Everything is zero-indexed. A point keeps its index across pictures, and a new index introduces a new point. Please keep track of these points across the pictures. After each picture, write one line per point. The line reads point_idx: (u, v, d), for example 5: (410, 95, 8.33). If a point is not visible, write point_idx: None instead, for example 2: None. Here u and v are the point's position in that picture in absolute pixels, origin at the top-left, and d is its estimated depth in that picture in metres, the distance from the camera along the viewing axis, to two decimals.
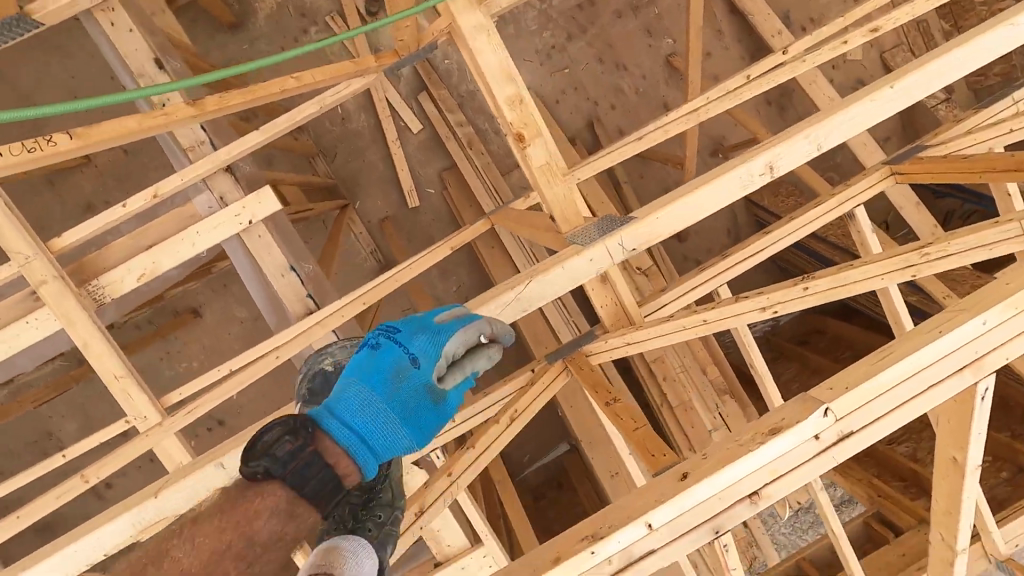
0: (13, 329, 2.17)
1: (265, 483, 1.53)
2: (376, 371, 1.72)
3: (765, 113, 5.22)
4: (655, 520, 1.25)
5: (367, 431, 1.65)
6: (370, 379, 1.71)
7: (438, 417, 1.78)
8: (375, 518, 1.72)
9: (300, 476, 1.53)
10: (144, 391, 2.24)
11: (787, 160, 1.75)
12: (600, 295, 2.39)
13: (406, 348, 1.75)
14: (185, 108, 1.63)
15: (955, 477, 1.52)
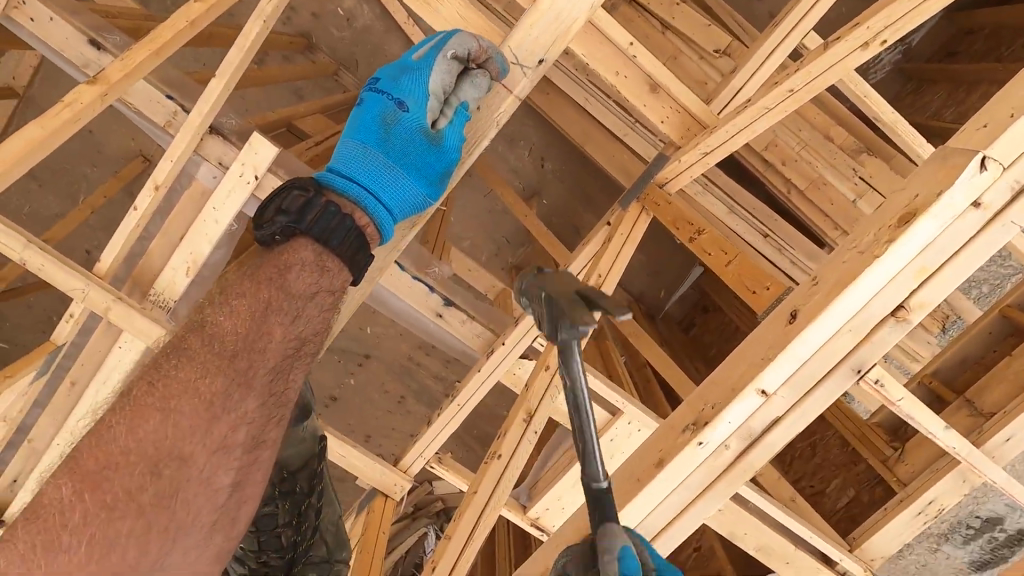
0: (111, 359, 2.21)
1: (285, 244, 1.42)
2: (368, 125, 1.58)
3: None
4: (767, 385, 1.05)
5: (373, 177, 1.52)
6: (367, 137, 1.57)
7: (442, 162, 1.62)
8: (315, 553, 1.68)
9: (323, 227, 1.40)
10: None
11: None
12: (657, 109, 1.96)
13: (389, 94, 1.60)
14: (90, 90, 1.62)
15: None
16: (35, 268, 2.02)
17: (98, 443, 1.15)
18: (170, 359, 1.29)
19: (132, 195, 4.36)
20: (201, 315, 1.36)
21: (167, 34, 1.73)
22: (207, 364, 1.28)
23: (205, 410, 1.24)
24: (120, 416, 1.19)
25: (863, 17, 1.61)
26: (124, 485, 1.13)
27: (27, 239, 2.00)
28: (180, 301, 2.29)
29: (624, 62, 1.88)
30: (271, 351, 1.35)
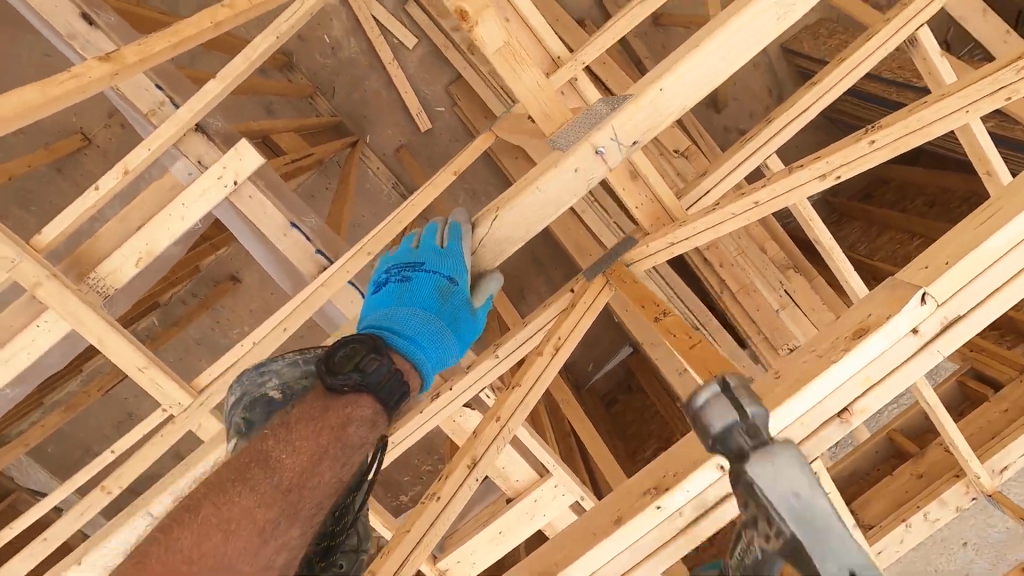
0: (23, 340, 1.98)
1: (350, 396, 1.43)
2: (419, 295, 1.68)
3: None
4: (726, 460, 1.27)
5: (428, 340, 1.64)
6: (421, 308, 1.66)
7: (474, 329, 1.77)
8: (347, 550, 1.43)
9: (382, 381, 1.46)
10: (174, 379, 2.07)
11: None
12: (633, 195, 2.12)
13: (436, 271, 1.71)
14: (96, 67, 1.58)
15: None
16: None
17: (165, 552, 1.15)
18: (234, 484, 1.27)
19: (64, 172, 4.12)
20: (266, 448, 1.33)
21: (189, 27, 1.76)
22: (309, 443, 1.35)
23: (255, 535, 1.20)
24: (237, 484, 1.27)
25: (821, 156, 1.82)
26: (240, 545, 1.18)
27: None
28: (120, 289, 2.15)
29: None
30: (329, 483, 1.31)
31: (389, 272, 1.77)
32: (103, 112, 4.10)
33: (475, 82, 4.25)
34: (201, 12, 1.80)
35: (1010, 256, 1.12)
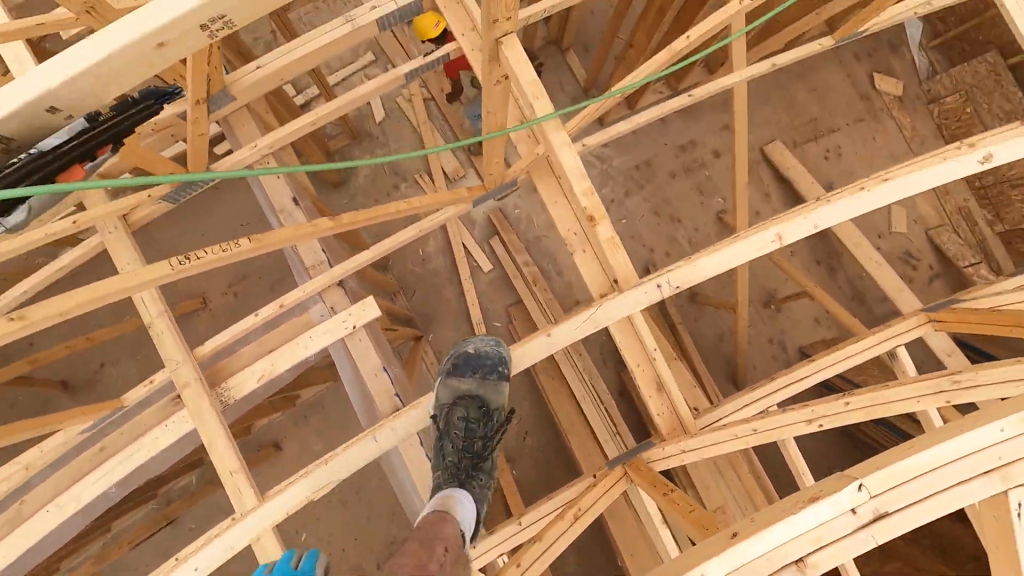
0: (153, 434, 2.38)
1: None
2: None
3: (814, 272, 5.41)
4: (709, 571, 1.39)
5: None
6: None
7: None
8: (476, 479, 2.18)
9: None
10: (255, 488, 2.37)
11: (795, 233, 1.77)
12: (656, 404, 2.61)
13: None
14: (327, 223, 2.15)
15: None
16: (157, 332, 2.55)
17: None
18: None
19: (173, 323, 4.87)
20: None
21: (387, 208, 2.37)
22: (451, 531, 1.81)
23: None
24: None
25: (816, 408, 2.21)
26: None
27: (168, 308, 2.59)
28: (235, 402, 2.62)
29: (643, 359, 2.60)
30: None
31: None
32: (227, 281, 4.96)
33: (535, 309, 5.08)
34: (399, 201, 2.48)
35: (948, 468, 1.34)
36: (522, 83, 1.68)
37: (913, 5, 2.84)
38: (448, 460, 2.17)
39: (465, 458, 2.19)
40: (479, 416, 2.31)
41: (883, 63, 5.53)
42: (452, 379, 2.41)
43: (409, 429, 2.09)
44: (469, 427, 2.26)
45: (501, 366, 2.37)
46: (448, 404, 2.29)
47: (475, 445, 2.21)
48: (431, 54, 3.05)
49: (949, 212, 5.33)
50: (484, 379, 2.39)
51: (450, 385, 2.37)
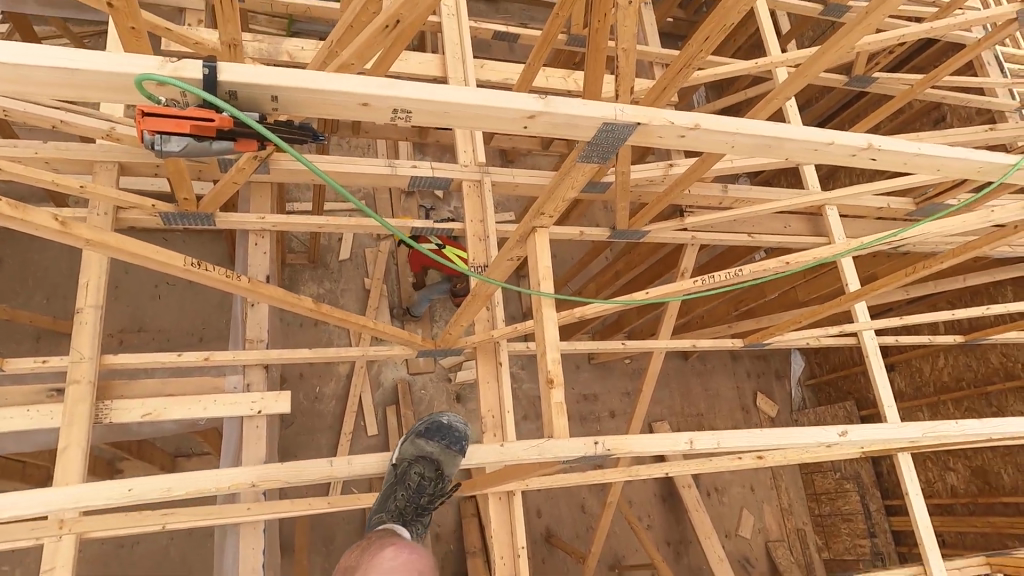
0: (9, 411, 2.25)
1: None
2: None
3: (664, 551, 5.80)
4: None
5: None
6: None
7: None
8: (415, 523, 2.04)
9: None
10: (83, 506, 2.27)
11: (707, 443, 1.54)
12: None
13: None
14: (309, 303, 2.29)
15: None
16: (81, 322, 2.53)
17: None
18: None
19: (39, 337, 4.54)
20: None
21: (360, 318, 2.54)
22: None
23: None
24: None
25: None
26: None
27: (104, 306, 2.59)
28: (105, 424, 2.53)
29: (508, 554, 2.71)
30: None
31: None
32: (115, 325, 4.93)
33: None
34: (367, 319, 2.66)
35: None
36: (538, 263, 1.82)
37: (807, 336, 3.66)
38: (395, 504, 1.97)
39: (410, 507, 2.00)
40: (435, 479, 1.99)
41: (766, 386, 6.55)
42: (416, 436, 2.02)
43: (357, 473, 1.60)
44: (421, 485, 1.98)
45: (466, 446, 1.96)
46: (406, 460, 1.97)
47: (423, 500, 2.00)
48: (433, 221, 3.49)
49: (789, 529, 6.14)
50: (448, 448, 1.98)
51: (412, 441, 2.00)
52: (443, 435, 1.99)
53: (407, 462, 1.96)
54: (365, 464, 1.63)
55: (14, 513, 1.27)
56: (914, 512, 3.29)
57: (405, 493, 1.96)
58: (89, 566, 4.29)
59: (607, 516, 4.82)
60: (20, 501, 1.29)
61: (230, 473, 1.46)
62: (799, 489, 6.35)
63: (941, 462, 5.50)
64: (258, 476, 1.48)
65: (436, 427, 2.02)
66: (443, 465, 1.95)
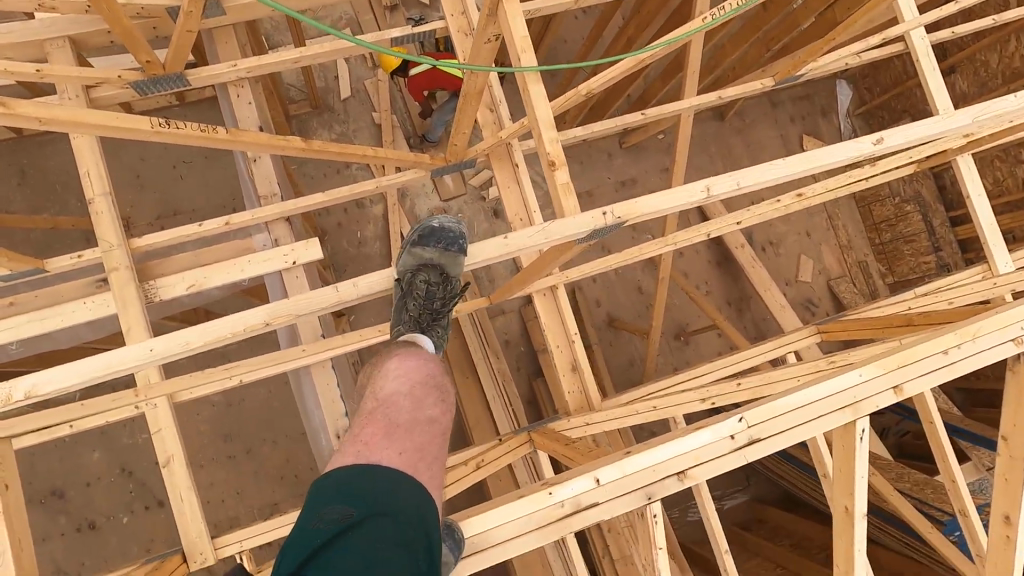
0: (67, 305, 2.36)
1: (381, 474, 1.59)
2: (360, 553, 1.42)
3: (726, 311, 5.98)
4: (602, 477, 1.57)
5: (371, 498, 1.54)
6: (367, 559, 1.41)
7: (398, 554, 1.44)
8: (433, 330, 2.20)
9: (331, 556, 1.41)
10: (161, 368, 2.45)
11: (724, 187, 1.45)
12: (569, 381, 2.79)
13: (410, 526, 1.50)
14: (299, 143, 2.18)
15: (845, 527, 1.80)
16: (97, 212, 2.56)
17: (354, 439, 1.73)
18: (363, 431, 1.75)
19: (86, 240, 4.69)
20: (376, 415, 1.81)
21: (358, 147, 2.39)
22: (436, 411, 1.88)
23: (381, 428, 1.74)
24: (381, 429, 1.74)
25: (708, 393, 2.48)
26: (365, 433, 1.73)
27: (113, 192, 2.60)
28: (159, 301, 2.64)
29: (564, 340, 2.81)
30: (376, 424, 1.76)
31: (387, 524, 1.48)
32: (150, 214, 5.01)
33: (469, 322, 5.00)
34: (372, 147, 2.53)
35: (820, 402, 1.69)
36: (513, 35, 1.64)
37: (845, 54, 3.31)
38: (409, 315, 2.13)
39: (424, 315, 2.15)
40: (442, 283, 2.16)
41: (812, 128, 6.18)
42: (413, 247, 2.17)
43: (364, 293, 1.64)
44: (430, 291, 2.13)
45: (464, 241, 2.16)
46: (410, 270, 2.12)
47: (435, 305, 2.16)
48: (416, 27, 3.19)
49: (850, 264, 6.14)
50: (447, 251, 2.14)
51: (411, 252, 2.15)
52: (438, 238, 2.16)
53: (412, 272, 2.11)
54: (369, 284, 1.66)
55: (56, 388, 1.33)
56: (976, 213, 3.15)
57: (416, 302, 2.11)
58: (211, 424, 4.81)
59: (661, 288, 4.91)
60: (55, 376, 1.33)
61: (240, 319, 1.50)
62: (857, 223, 6.27)
63: (1012, 157, 5.17)
64: (269, 315, 1.53)
65: (429, 233, 2.18)
66: (446, 266, 2.13)
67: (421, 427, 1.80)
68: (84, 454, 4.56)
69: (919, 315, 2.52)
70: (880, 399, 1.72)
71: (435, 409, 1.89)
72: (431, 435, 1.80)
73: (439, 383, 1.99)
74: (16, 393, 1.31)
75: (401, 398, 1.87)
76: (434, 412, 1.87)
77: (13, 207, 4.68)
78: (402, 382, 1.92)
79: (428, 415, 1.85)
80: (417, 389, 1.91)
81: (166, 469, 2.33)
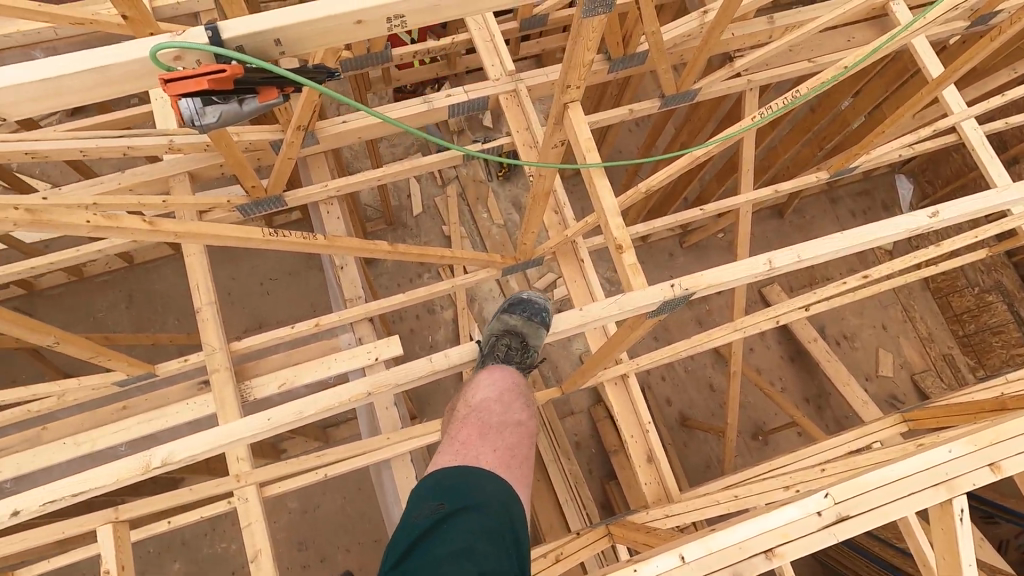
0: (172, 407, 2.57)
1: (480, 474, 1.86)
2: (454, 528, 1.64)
3: (804, 408, 5.75)
4: (687, 554, 1.55)
5: (465, 490, 1.78)
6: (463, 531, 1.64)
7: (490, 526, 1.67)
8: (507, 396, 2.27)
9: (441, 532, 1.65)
10: (252, 462, 2.58)
11: (786, 259, 1.53)
12: (646, 474, 2.76)
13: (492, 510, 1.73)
14: (384, 246, 2.39)
15: None
16: (203, 320, 2.83)
17: (453, 441, 2.01)
18: (461, 435, 2.04)
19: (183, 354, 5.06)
20: (472, 418, 2.09)
21: (436, 249, 2.60)
22: (523, 416, 2.15)
23: (475, 432, 2.03)
24: (477, 433, 2.03)
25: (791, 481, 2.39)
26: (461, 438, 2.02)
27: (217, 302, 2.88)
28: (252, 400, 2.83)
29: (637, 431, 2.81)
30: (471, 428, 2.05)
31: (474, 507, 1.72)
32: (241, 327, 5.39)
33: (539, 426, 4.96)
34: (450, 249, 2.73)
35: (910, 477, 1.65)
36: (577, 138, 1.82)
37: (898, 146, 3.40)
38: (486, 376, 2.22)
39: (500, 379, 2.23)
40: (521, 350, 2.22)
41: (876, 220, 6.16)
42: (502, 313, 2.26)
43: (455, 362, 1.77)
44: (509, 356, 2.20)
45: (547, 314, 2.16)
46: (494, 334, 2.21)
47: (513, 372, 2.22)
48: (484, 143, 3.50)
49: (934, 357, 5.86)
50: (531, 321, 2.19)
51: (498, 317, 2.25)
52: (525, 308, 2.21)
53: (495, 334, 2.21)
54: (459, 354, 1.79)
55: (186, 455, 1.49)
56: None
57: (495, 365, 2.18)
58: (288, 532, 4.88)
59: (733, 385, 4.82)
60: (186, 445, 1.50)
61: (345, 389, 1.64)
62: (936, 313, 6.04)
63: None
64: (371, 385, 1.67)
65: (520, 303, 2.25)
66: (526, 335, 2.17)
67: (507, 430, 2.07)
68: (169, 562, 4.68)
69: (1012, 398, 2.40)
70: (977, 476, 1.66)
71: (519, 413, 2.16)
72: (517, 435, 2.10)
73: (525, 391, 2.26)
74: (153, 460, 1.47)
75: (492, 402, 2.14)
76: (517, 412, 2.16)
77: (121, 327, 5.15)
78: (492, 389, 2.18)
79: (516, 419, 2.13)
80: (506, 394, 2.17)
81: (254, 563, 2.36)
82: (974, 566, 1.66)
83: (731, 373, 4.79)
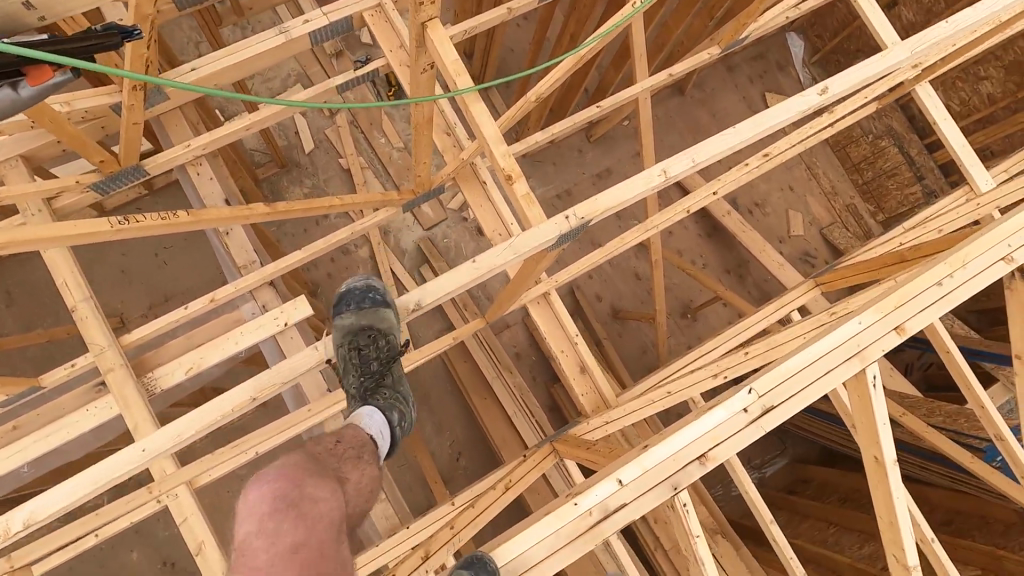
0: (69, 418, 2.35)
1: None
2: None
3: (726, 279, 5.95)
4: (624, 477, 1.55)
5: None
6: None
7: None
8: (382, 394, 2.16)
9: None
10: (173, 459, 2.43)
11: (681, 166, 1.45)
12: (582, 385, 2.77)
13: None
14: (262, 208, 2.17)
15: (878, 476, 1.77)
16: (81, 319, 2.56)
17: None
18: None
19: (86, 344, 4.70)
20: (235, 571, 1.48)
21: (323, 200, 2.38)
22: (307, 533, 1.54)
23: None
24: None
25: (719, 368, 2.44)
26: None
27: (93, 295, 2.60)
28: (159, 392, 2.63)
29: (566, 344, 2.80)
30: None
31: None
32: (144, 304, 5.02)
33: (478, 349, 4.97)
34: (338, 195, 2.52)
35: (825, 356, 1.68)
36: (443, 60, 1.63)
37: (784, 9, 3.32)
38: (353, 386, 2.10)
39: (366, 381, 2.12)
40: (374, 340, 2.08)
41: (773, 84, 6.19)
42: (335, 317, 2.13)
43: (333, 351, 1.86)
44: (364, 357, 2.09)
45: (377, 294, 2.10)
46: (338, 342, 2.08)
47: (374, 368, 2.11)
48: (359, 67, 3.20)
49: (839, 209, 6.11)
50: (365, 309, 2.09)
51: (332, 323, 2.11)
52: (353, 300, 2.11)
53: (338, 343, 2.08)
54: None
55: (59, 507, 1.47)
56: (945, 135, 3.10)
57: (355, 372, 2.09)
58: (243, 498, 4.80)
59: (657, 272, 4.90)
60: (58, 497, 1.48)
61: (230, 398, 1.71)
62: (837, 167, 6.24)
63: (971, 77, 5.18)
64: (255, 390, 1.75)
65: (346, 297, 2.14)
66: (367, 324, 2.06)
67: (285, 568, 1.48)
68: (125, 553, 4.55)
69: (911, 251, 2.48)
70: (885, 341, 1.70)
71: (299, 528, 1.55)
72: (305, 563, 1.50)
73: (305, 488, 1.63)
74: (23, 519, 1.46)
75: (257, 534, 1.52)
76: (296, 529, 1.54)
77: (7, 328, 4.70)
78: (255, 512, 1.55)
79: (295, 540, 1.52)
80: (272, 516, 1.54)
81: (199, 557, 2.27)
82: (888, 426, 1.74)
83: (652, 260, 4.85)
